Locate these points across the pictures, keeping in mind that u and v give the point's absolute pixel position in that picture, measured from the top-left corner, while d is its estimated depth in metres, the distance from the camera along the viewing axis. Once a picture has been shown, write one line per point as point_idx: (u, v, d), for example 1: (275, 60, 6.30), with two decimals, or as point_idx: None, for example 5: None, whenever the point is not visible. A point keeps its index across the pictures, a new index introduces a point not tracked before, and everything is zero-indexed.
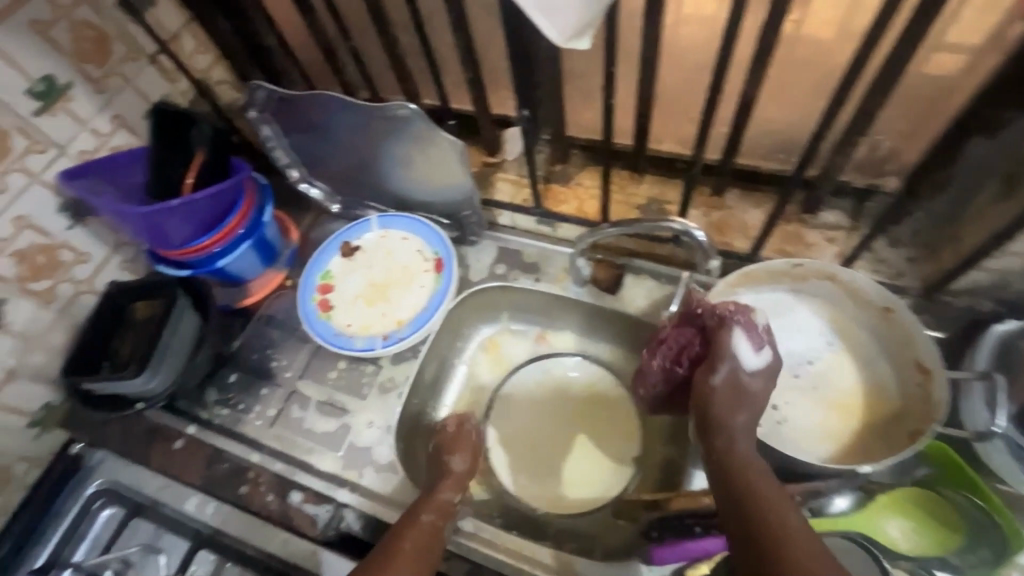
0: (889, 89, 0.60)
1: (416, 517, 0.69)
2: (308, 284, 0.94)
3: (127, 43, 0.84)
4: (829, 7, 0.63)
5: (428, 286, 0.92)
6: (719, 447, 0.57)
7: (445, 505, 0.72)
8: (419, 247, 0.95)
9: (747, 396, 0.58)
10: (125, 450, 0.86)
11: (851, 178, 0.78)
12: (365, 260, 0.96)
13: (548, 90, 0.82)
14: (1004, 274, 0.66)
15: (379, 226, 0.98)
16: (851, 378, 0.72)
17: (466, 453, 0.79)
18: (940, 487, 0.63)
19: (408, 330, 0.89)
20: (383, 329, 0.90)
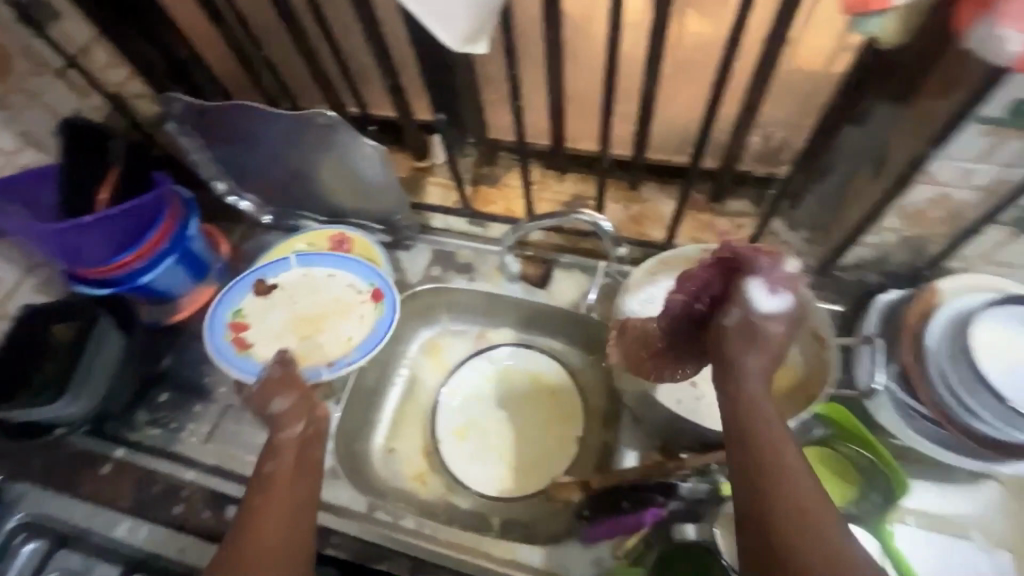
0: (765, 84, 0.66)
1: (260, 473, 0.63)
2: (221, 321, 0.89)
3: (31, 58, 0.82)
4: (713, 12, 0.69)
5: (365, 317, 0.89)
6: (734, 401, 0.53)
7: (292, 441, 0.66)
8: (349, 281, 0.92)
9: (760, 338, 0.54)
10: (47, 479, 0.83)
11: (751, 168, 0.84)
12: (286, 296, 0.92)
13: (468, 94, 0.85)
14: (883, 248, 0.74)
15: (300, 264, 0.94)
16: None
17: (289, 390, 0.71)
18: (837, 444, 0.68)
19: (346, 360, 0.85)
20: (315, 363, 0.86)
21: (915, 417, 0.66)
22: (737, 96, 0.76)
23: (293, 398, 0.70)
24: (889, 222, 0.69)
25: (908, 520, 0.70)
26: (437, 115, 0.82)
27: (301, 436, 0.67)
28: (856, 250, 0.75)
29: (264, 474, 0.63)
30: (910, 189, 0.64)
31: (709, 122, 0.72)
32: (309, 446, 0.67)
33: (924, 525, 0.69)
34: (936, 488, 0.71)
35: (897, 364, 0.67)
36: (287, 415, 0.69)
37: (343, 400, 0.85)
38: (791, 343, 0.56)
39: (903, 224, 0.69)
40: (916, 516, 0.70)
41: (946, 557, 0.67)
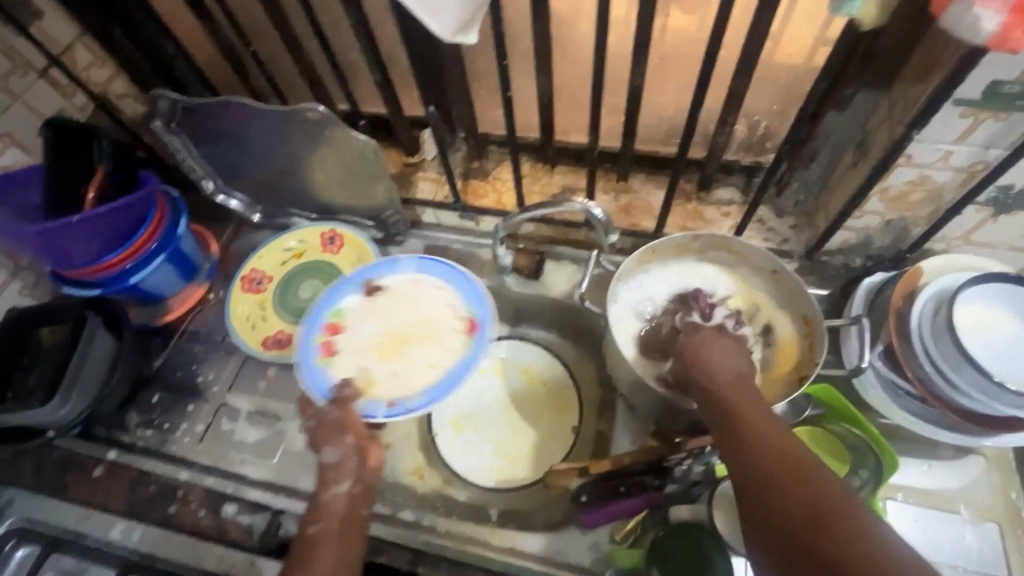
0: (749, 73, 0.67)
1: (304, 537, 0.62)
2: (315, 319, 0.83)
3: (12, 57, 0.81)
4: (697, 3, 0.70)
5: (454, 351, 0.81)
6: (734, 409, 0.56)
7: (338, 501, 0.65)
8: (451, 300, 0.84)
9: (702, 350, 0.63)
10: (38, 484, 0.81)
11: (737, 157, 0.86)
12: (386, 304, 0.84)
13: (456, 88, 0.85)
14: (867, 232, 0.75)
15: (413, 270, 0.86)
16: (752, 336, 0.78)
17: (339, 441, 0.69)
18: (827, 423, 0.69)
19: (423, 398, 0.77)
20: (394, 392, 0.78)
21: (899, 393, 0.68)
22: (722, 85, 0.78)
23: (345, 448, 0.68)
24: (873, 206, 0.71)
25: (897, 496, 0.71)
26: (427, 108, 0.81)
27: (347, 494, 0.65)
28: (841, 235, 0.77)
29: (311, 538, 0.62)
30: (891, 173, 0.65)
31: (696, 111, 0.73)
32: (357, 505, 0.65)
33: (912, 501, 0.71)
34: (924, 465, 0.72)
35: (882, 343, 0.68)
36: (333, 470, 0.67)
37: None
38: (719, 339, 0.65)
39: (885, 207, 0.71)
40: (905, 492, 0.71)
41: (935, 531, 0.69)
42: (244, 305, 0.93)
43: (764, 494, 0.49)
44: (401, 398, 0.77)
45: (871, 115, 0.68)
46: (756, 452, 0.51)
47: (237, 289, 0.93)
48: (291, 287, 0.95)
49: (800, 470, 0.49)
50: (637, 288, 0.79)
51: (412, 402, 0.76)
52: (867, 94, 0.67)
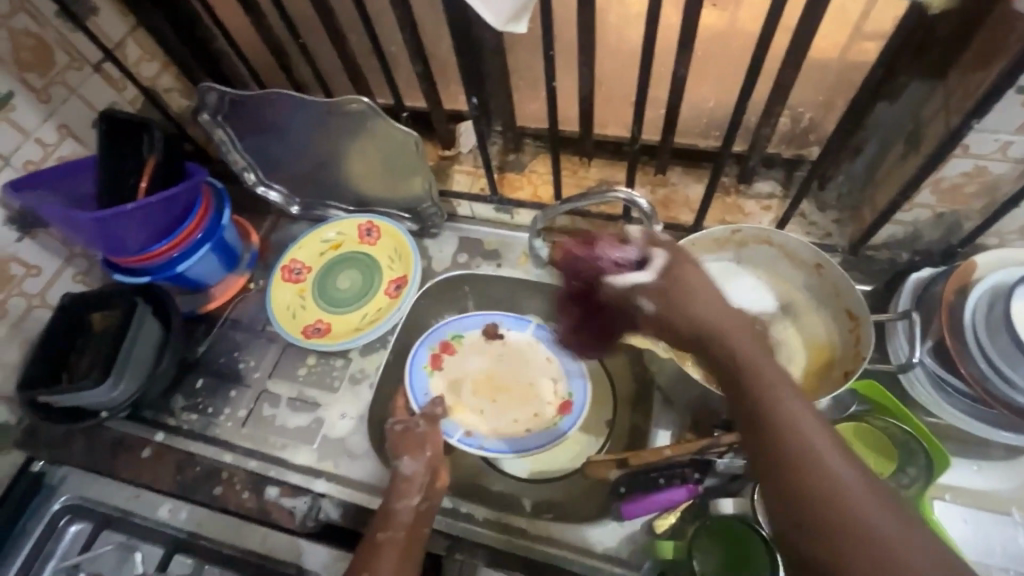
0: (797, 64, 0.67)
1: (373, 540, 0.66)
2: (436, 332, 0.91)
3: (70, 52, 0.84)
4: None
5: (539, 423, 0.85)
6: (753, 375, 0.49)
7: (410, 512, 0.68)
8: (557, 378, 0.88)
9: (692, 294, 0.54)
10: (91, 464, 0.84)
11: (779, 150, 0.85)
12: (500, 351, 0.91)
13: (496, 80, 0.86)
14: (916, 225, 0.74)
15: (534, 333, 0.91)
16: (794, 335, 0.78)
17: (420, 454, 0.73)
18: (872, 419, 0.68)
19: (493, 446, 0.84)
20: (478, 428, 0.85)
21: (949, 391, 0.67)
22: (766, 76, 0.77)
23: (424, 462, 0.72)
24: (924, 199, 0.69)
25: (945, 496, 0.70)
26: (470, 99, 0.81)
27: (416, 508, 0.69)
28: (888, 228, 0.75)
29: (379, 543, 0.66)
30: (946, 164, 0.64)
31: (741, 102, 0.72)
32: (423, 520, 0.69)
33: (961, 502, 0.70)
34: (973, 466, 0.71)
35: (932, 339, 0.67)
36: (408, 480, 0.71)
37: (376, 383, 0.87)
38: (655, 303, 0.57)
39: (937, 200, 0.69)
40: (954, 493, 0.70)
41: (984, 532, 0.68)
42: (284, 295, 0.95)
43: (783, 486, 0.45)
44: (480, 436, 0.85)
45: (925, 105, 0.66)
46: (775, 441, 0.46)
47: (277, 278, 0.96)
48: (330, 278, 0.97)
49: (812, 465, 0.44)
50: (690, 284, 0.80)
51: (485, 445, 0.83)
52: (922, 83, 0.66)
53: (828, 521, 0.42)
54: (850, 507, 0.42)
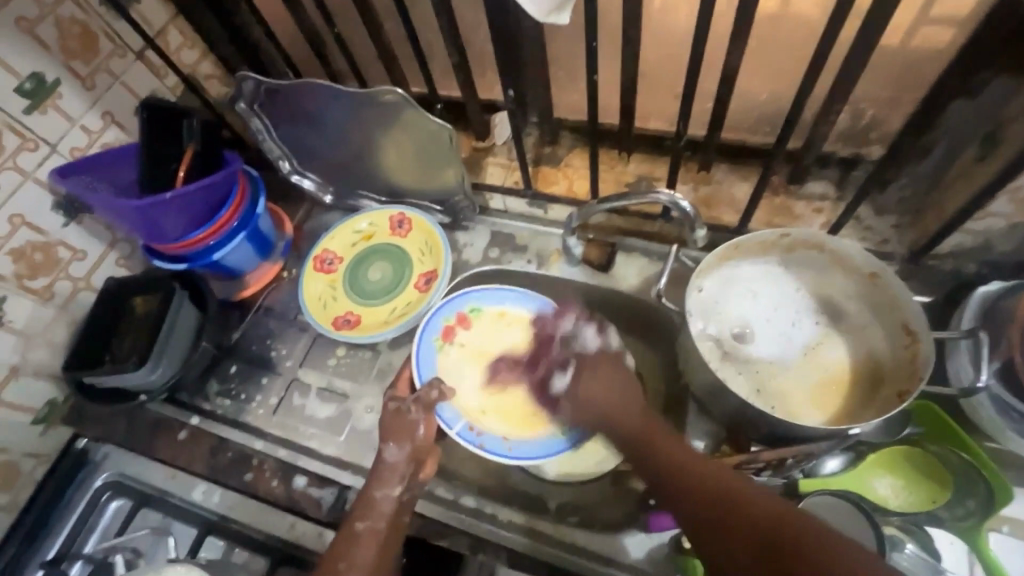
0: (864, 56, 0.61)
1: (352, 529, 0.67)
2: (451, 305, 0.88)
3: (113, 39, 0.85)
4: None
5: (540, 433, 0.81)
6: (657, 455, 0.65)
7: (388, 503, 0.68)
8: None
9: (589, 402, 0.73)
10: (130, 443, 0.87)
11: (835, 148, 0.79)
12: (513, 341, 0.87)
13: (535, 71, 0.83)
14: (987, 235, 0.68)
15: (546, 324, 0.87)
16: (842, 355, 0.73)
17: (406, 440, 0.71)
18: (928, 445, 0.65)
19: (491, 445, 0.79)
20: (478, 422, 0.82)
21: (1013, 417, 0.62)
22: (826, 68, 0.71)
23: (409, 451, 0.71)
24: (999, 207, 0.63)
25: (1002, 528, 0.65)
26: (506, 93, 0.78)
27: (396, 498, 0.69)
28: (955, 237, 0.70)
29: (359, 534, 0.67)
30: None
31: (798, 98, 0.67)
32: (402, 510, 0.70)
33: (1020, 535, 0.64)
34: None
35: (999, 360, 0.62)
36: (392, 469, 0.70)
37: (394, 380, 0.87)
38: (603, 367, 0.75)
39: (1013, 209, 0.63)
40: (1012, 525, 0.64)
41: None
42: (316, 285, 0.95)
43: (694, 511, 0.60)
44: (479, 432, 0.81)
45: (1008, 103, 0.60)
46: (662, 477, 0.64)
47: (310, 268, 0.96)
48: (360, 269, 0.97)
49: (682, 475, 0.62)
50: (745, 292, 0.76)
51: (483, 444, 0.79)
52: (1006, 79, 0.59)
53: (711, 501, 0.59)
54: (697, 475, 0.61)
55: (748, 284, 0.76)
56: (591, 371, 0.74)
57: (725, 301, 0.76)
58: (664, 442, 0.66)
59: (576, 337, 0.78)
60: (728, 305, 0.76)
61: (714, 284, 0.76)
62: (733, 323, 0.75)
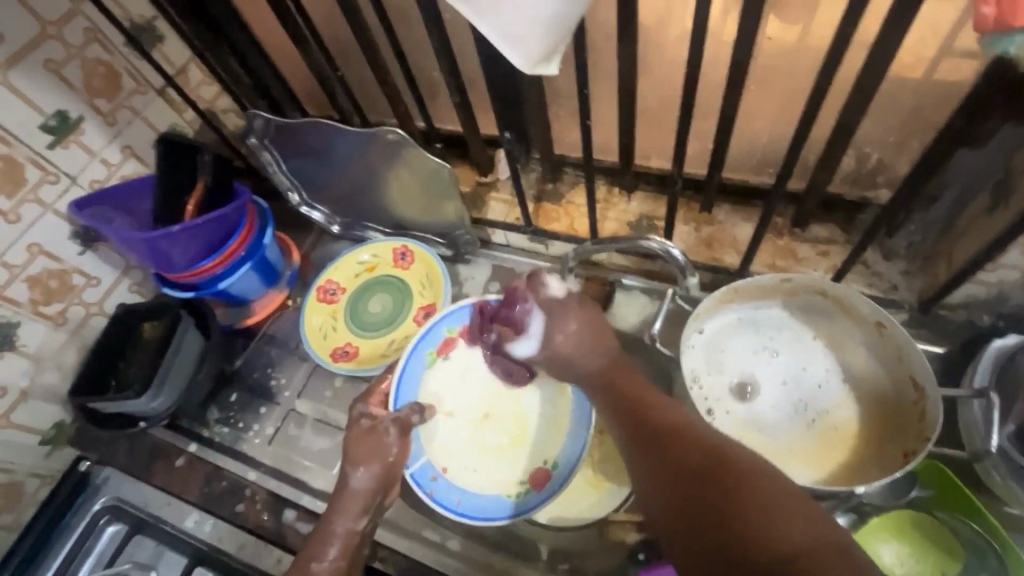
0: (863, 105, 0.60)
1: (306, 570, 0.65)
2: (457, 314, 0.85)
3: (136, 78, 0.89)
4: (824, 15, 0.62)
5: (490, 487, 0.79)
6: (615, 387, 0.64)
7: (349, 535, 0.67)
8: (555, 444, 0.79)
9: (567, 361, 0.67)
10: (131, 468, 0.89)
11: (841, 191, 0.77)
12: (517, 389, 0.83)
13: (535, 110, 0.83)
14: (1002, 286, 0.64)
15: None
16: (851, 413, 0.70)
17: (374, 466, 0.69)
18: (936, 511, 0.61)
19: (438, 493, 0.78)
20: (439, 466, 0.80)
21: None
22: (827, 113, 0.70)
23: (375, 475, 0.69)
24: (1012, 258, 0.60)
25: None
26: (501, 134, 0.82)
27: (358, 529, 0.67)
28: (967, 287, 0.67)
29: (318, 574, 0.65)
30: None
31: (796, 142, 0.66)
32: (362, 542, 0.68)
33: None
34: None
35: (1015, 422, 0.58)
36: (357, 497, 0.68)
37: None
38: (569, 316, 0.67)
39: None
40: None
41: None
42: (317, 315, 0.96)
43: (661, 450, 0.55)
44: (437, 476, 0.79)
45: (1018, 152, 0.58)
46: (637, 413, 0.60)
47: (312, 298, 0.97)
48: (362, 300, 0.98)
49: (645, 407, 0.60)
50: (764, 346, 0.73)
51: (430, 492, 0.77)
52: (1015, 127, 0.57)
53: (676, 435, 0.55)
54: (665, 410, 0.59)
55: (763, 338, 0.74)
56: (562, 325, 0.67)
57: (739, 350, 0.73)
58: (627, 378, 0.65)
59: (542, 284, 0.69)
60: (735, 357, 0.73)
61: (713, 325, 0.74)
62: (738, 376, 0.72)
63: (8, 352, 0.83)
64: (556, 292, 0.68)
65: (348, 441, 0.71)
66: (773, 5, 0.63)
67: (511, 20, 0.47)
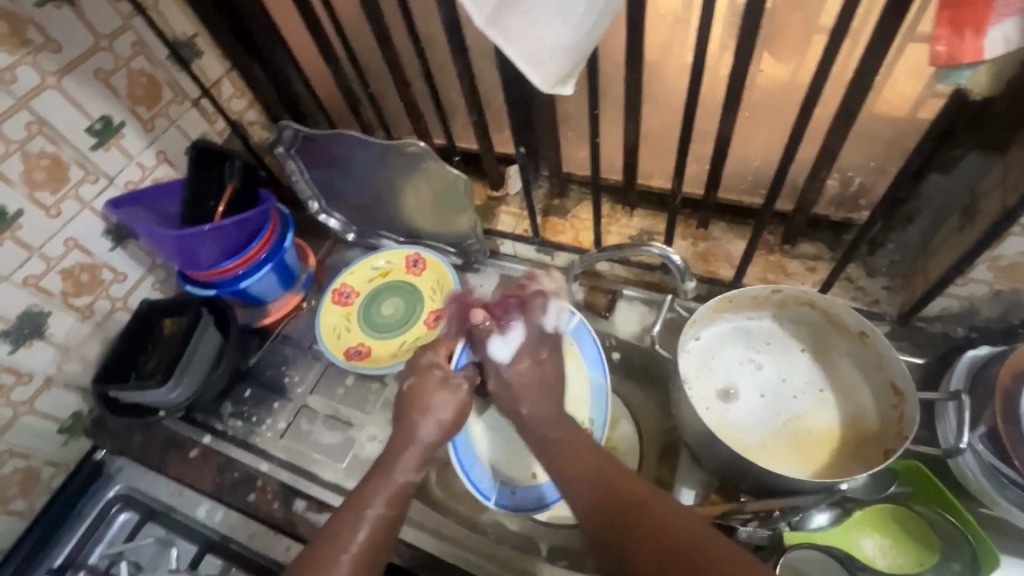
0: (845, 132, 0.67)
1: (359, 512, 0.66)
2: None
3: (174, 88, 0.95)
4: (810, 53, 0.69)
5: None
6: (580, 456, 0.67)
7: (406, 487, 0.68)
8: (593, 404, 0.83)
9: (518, 393, 0.74)
10: (145, 458, 0.92)
11: (827, 212, 0.84)
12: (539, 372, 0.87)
13: (546, 130, 0.90)
14: (972, 300, 0.70)
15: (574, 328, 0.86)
16: (835, 415, 0.75)
17: (440, 415, 0.72)
18: (913, 504, 0.67)
19: (525, 498, 0.80)
20: (518, 480, 0.82)
21: (1003, 483, 0.62)
22: (812, 139, 0.77)
23: (442, 428, 0.72)
24: (980, 274, 0.66)
25: None
26: (517, 149, 0.86)
27: (414, 482, 0.69)
28: (941, 301, 0.72)
29: (367, 521, 0.65)
30: (1002, 242, 0.61)
31: (785, 166, 0.73)
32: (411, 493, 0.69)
33: None
34: None
35: (984, 425, 0.63)
36: (416, 450, 0.70)
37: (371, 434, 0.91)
38: (540, 352, 0.76)
39: (994, 276, 0.66)
40: None
41: None
42: (333, 316, 1.01)
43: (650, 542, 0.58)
44: (515, 491, 0.81)
45: (982, 179, 0.64)
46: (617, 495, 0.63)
47: (327, 300, 1.02)
48: (374, 304, 1.02)
49: (617, 482, 0.64)
50: (756, 352, 0.79)
51: (520, 500, 0.80)
52: (979, 155, 0.64)
53: (652, 517, 0.59)
54: (626, 485, 0.63)
55: (757, 346, 0.79)
56: (531, 356, 0.76)
57: (733, 355, 0.78)
58: (580, 448, 0.68)
59: (540, 308, 0.78)
60: (726, 363, 0.78)
61: (709, 332, 0.79)
62: (729, 382, 0.77)
63: (37, 341, 0.86)
64: (548, 327, 0.78)
65: (414, 388, 0.74)
66: (766, 41, 0.70)
67: (535, 45, 0.53)
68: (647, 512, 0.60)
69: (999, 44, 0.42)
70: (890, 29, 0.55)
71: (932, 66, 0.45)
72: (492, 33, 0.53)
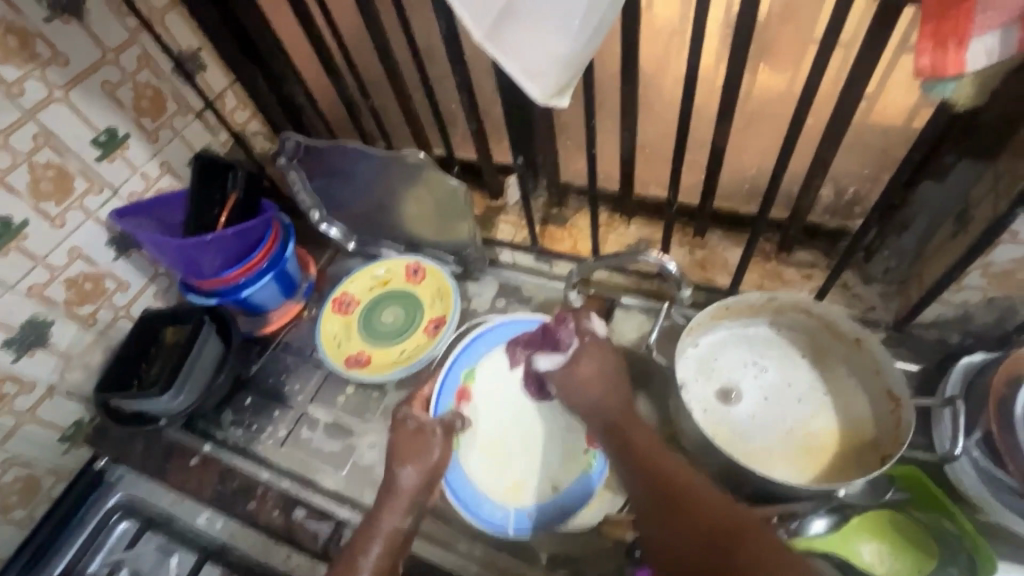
0: (837, 142, 0.68)
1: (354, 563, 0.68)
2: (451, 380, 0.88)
3: (179, 101, 0.96)
4: (801, 65, 0.71)
5: (577, 468, 0.83)
6: (631, 437, 0.68)
7: (394, 534, 0.71)
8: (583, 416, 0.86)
9: (580, 386, 0.73)
10: (145, 467, 0.92)
11: (823, 220, 0.85)
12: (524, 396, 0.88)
13: (544, 140, 0.91)
14: (966, 307, 0.71)
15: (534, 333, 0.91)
16: (833, 419, 0.75)
17: (422, 463, 0.74)
18: (912, 509, 0.67)
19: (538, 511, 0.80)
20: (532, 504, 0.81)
21: (998, 486, 0.63)
22: (804, 149, 0.78)
23: (422, 473, 0.74)
24: (973, 281, 0.67)
25: None
26: (516, 159, 0.87)
27: (401, 529, 0.72)
28: (936, 307, 0.73)
29: (364, 570, 0.68)
30: (995, 249, 0.62)
31: (778, 174, 0.74)
32: (405, 539, 0.72)
33: None
34: None
35: (980, 431, 0.64)
36: (403, 499, 0.73)
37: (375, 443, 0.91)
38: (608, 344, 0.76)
39: (987, 283, 0.67)
40: None
41: None
42: (333, 324, 1.02)
43: (676, 521, 0.58)
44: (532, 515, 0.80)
45: (973, 187, 0.65)
46: (653, 477, 0.63)
47: (328, 309, 1.03)
48: (375, 312, 1.03)
49: (654, 466, 0.64)
50: (754, 358, 0.79)
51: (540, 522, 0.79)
52: (968, 165, 0.65)
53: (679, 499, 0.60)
54: (661, 469, 0.63)
55: (755, 352, 0.79)
56: (587, 354, 0.73)
57: (732, 362, 0.79)
58: (643, 438, 0.68)
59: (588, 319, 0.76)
60: (728, 366, 0.79)
61: (707, 340, 0.80)
62: (730, 384, 0.78)
63: (40, 349, 0.87)
64: (597, 327, 0.75)
65: (394, 439, 0.77)
66: (758, 53, 0.72)
67: (530, 58, 0.55)
68: (675, 496, 0.60)
69: (981, 58, 0.43)
70: (878, 40, 0.56)
71: (918, 78, 0.47)
72: (489, 47, 0.54)
